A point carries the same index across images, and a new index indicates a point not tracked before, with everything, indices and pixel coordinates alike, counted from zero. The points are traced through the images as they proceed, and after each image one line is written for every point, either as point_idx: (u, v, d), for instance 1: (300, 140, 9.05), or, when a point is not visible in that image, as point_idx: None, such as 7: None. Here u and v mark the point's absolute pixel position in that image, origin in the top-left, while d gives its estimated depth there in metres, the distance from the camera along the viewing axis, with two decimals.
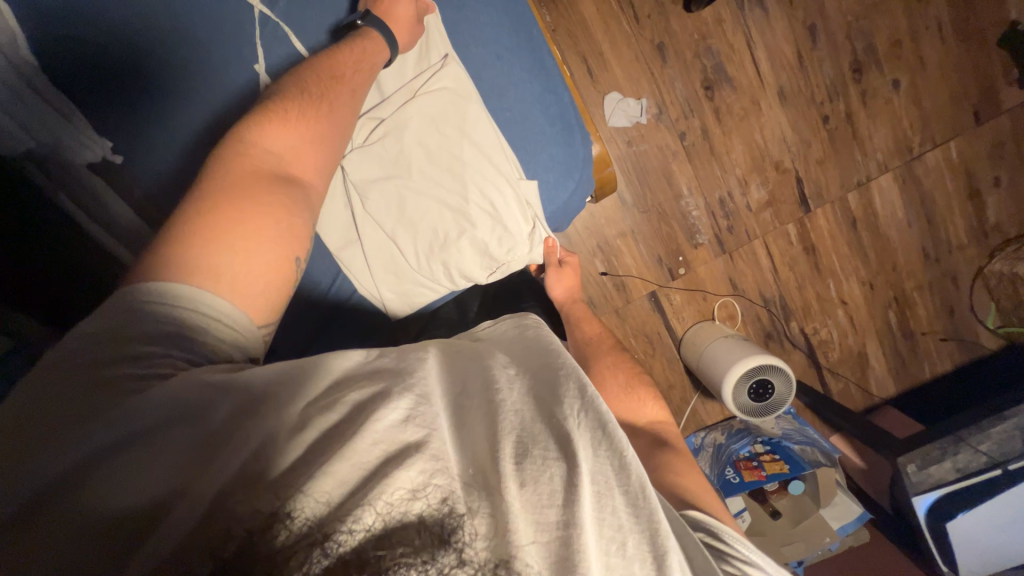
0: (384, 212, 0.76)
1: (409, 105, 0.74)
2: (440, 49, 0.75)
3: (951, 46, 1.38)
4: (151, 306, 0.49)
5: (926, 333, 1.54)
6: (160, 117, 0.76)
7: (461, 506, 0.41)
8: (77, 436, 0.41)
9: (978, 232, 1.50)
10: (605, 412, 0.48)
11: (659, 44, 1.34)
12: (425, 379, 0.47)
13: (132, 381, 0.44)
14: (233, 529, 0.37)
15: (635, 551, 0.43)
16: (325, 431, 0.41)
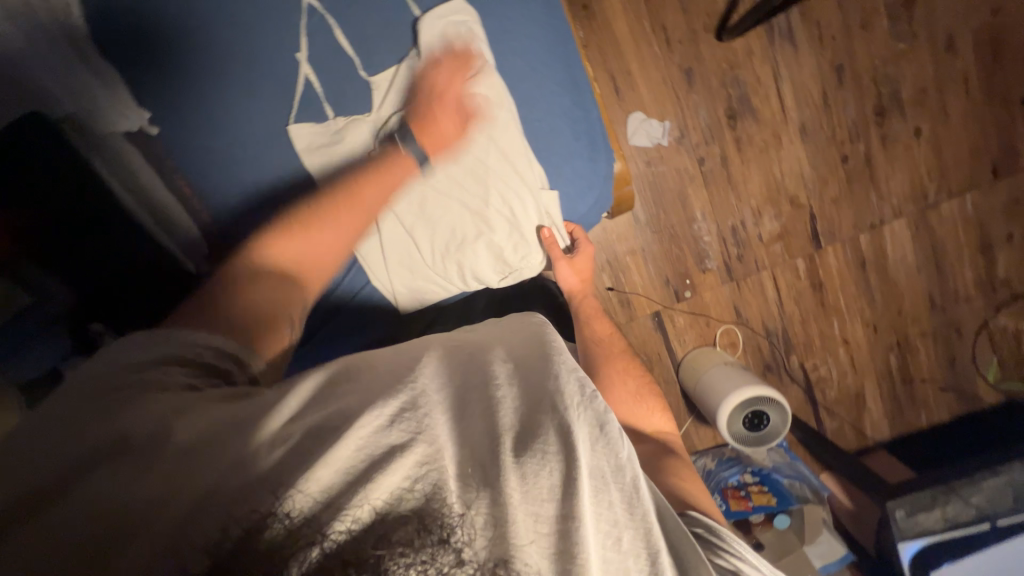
0: (406, 208, 0.79)
1: (443, 108, 0.76)
2: (478, 55, 0.77)
3: (976, 100, 1.40)
4: (169, 339, 0.53)
5: (925, 381, 1.55)
6: (195, 93, 0.76)
7: (461, 503, 0.43)
8: (66, 448, 0.43)
9: (986, 285, 1.51)
10: (605, 411, 0.52)
11: (687, 69, 1.35)
12: (415, 379, 0.48)
13: (121, 398, 0.47)
14: (222, 533, 0.37)
15: (630, 545, 0.48)
16: (312, 427, 0.44)
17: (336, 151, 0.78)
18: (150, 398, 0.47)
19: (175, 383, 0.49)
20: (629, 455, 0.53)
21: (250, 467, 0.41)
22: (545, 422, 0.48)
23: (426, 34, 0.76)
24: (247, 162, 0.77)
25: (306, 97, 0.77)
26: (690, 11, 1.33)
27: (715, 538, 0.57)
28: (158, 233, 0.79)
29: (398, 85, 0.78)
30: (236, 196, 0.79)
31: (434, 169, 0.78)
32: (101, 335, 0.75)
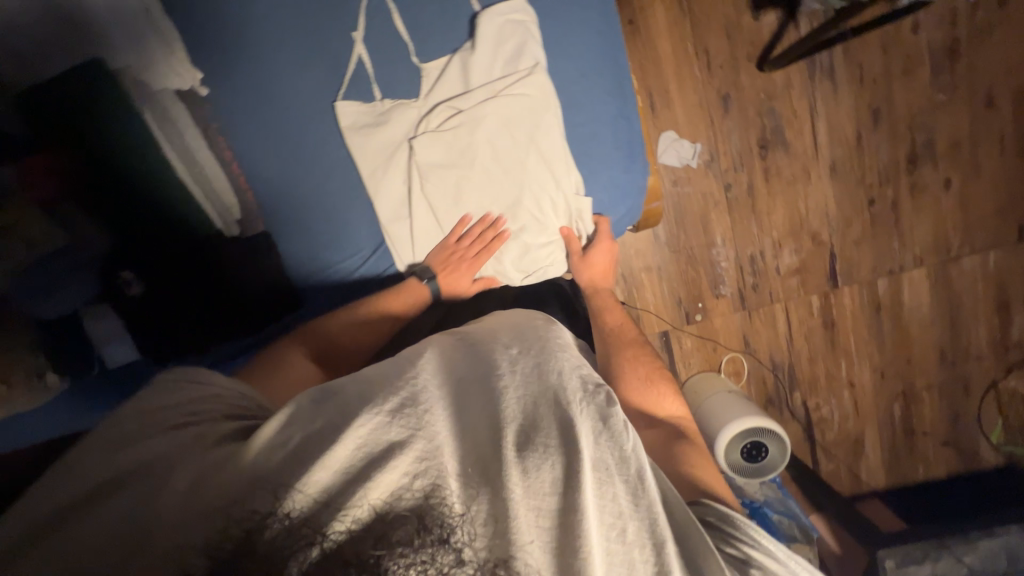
0: (441, 197, 0.81)
1: (490, 104, 0.78)
2: (532, 55, 0.78)
3: (1010, 159, 1.39)
4: (190, 387, 0.60)
5: (927, 434, 1.53)
6: (246, 57, 0.76)
7: (460, 497, 0.48)
8: (101, 465, 0.49)
9: (999, 346, 1.50)
10: (608, 408, 0.57)
11: (725, 94, 1.36)
12: (413, 384, 0.55)
13: (161, 424, 0.54)
14: (230, 530, 0.43)
15: (634, 537, 0.51)
16: (307, 435, 0.49)
17: (378, 134, 0.78)
18: (163, 436, 0.53)
19: (188, 422, 0.55)
20: (635, 448, 0.56)
21: (252, 467, 0.47)
22: (536, 430, 0.54)
23: (483, 29, 0.77)
24: (290, 134, 0.78)
25: (354, 76, 0.78)
26: (735, 37, 1.33)
27: (728, 524, 0.56)
28: (198, 193, 0.76)
29: (449, 75, 0.79)
30: (267, 166, 0.79)
31: (473, 163, 0.80)
32: (127, 287, 0.77)
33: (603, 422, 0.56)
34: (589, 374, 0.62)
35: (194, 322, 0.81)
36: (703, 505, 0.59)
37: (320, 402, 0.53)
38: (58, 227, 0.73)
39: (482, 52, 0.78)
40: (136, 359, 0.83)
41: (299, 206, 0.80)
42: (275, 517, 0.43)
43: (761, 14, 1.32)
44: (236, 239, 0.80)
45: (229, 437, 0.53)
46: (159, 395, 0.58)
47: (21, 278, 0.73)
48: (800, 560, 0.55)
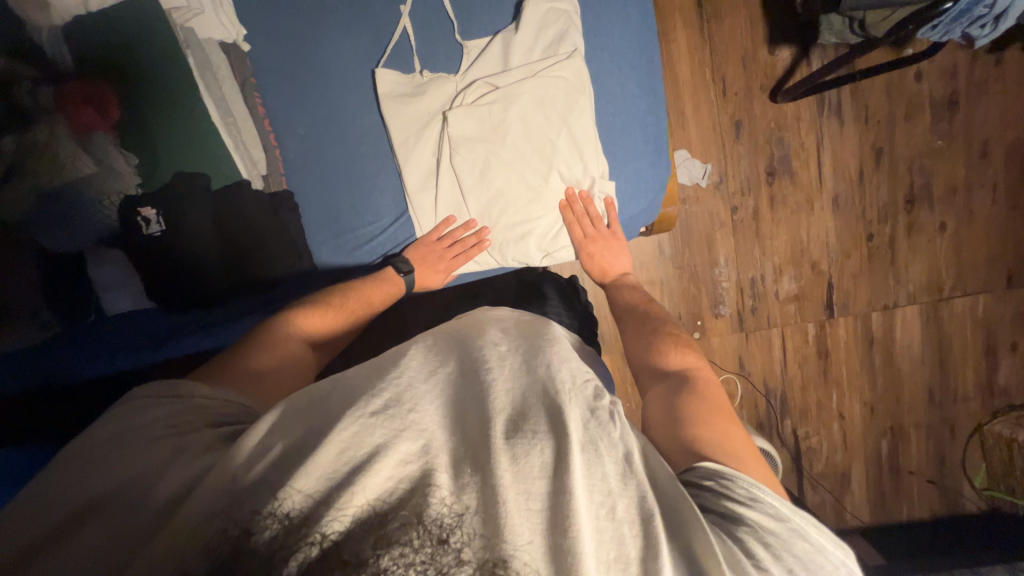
0: (470, 169, 0.83)
1: (527, 84, 0.81)
2: (571, 42, 0.81)
3: (1001, 209, 1.46)
4: (170, 403, 0.60)
5: (913, 473, 1.53)
6: (297, 19, 0.79)
7: (450, 492, 0.47)
8: (99, 471, 0.52)
9: (985, 389, 1.53)
10: (595, 398, 0.55)
11: (737, 120, 1.41)
12: (394, 381, 0.52)
13: (151, 431, 0.56)
14: (229, 531, 0.46)
15: (625, 513, 0.47)
16: (289, 444, 0.49)
17: (416, 103, 0.81)
18: (142, 454, 0.53)
19: (173, 432, 0.56)
20: (624, 431, 0.53)
21: (233, 482, 0.48)
22: (524, 423, 0.50)
23: (528, 13, 0.80)
24: (331, 96, 0.81)
25: (398, 45, 0.81)
26: (751, 68, 1.40)
27: (715, 486, 0.53)
28: (229, 146, 0.77)
29: (490, 53, 0.82)
30: (302, 122, 0.81)
31: (505, 139, 0.82)
32: (146, 225, 0.76)
33: (591, 410, 0.53)
34: (578, 370, 0.57)
35: (210, 274, 0.80)
36: (691, 469, 0.56)
37: (302, 412, 0.52)
38: (85, 154, 0.71)
39: (524, 33, 0.81)
40: (143, 304, 0.82)
41: (330, 164, 0.82)
42: (269, 518, 0.46)
43: (776, 49, 1.39)
44: (260, 193, 0.80)
45: (213, 445, 0.54)
46: (137, 413, 0.58)
47: (39, 200, 0.70)
48: (801, 526, 0.50)
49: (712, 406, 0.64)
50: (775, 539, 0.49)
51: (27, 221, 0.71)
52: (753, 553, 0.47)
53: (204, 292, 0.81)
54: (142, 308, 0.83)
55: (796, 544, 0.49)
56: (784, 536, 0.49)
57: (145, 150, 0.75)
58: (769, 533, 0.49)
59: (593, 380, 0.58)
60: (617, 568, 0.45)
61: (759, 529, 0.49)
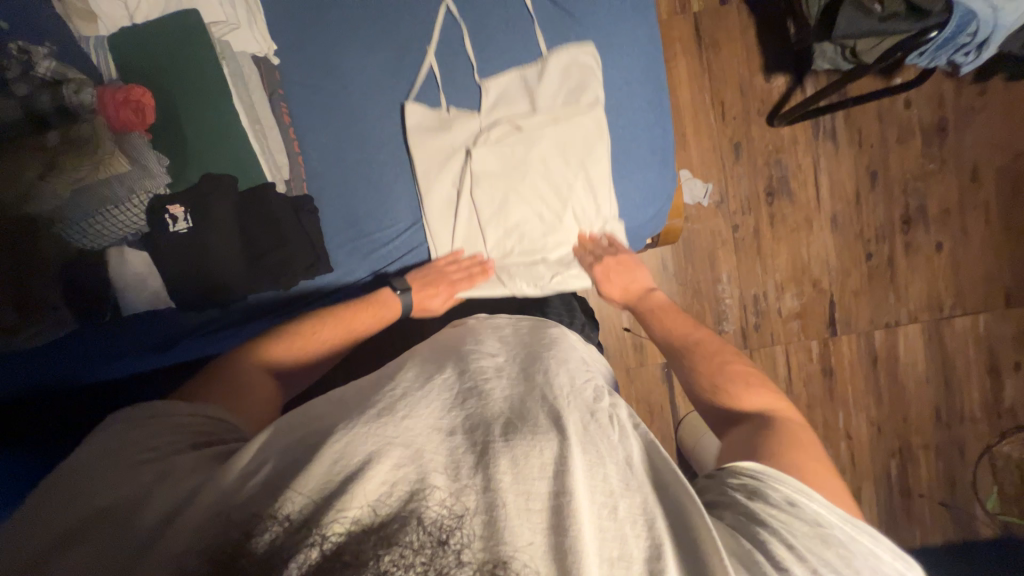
0: (489, 202, 0.88)
1: (549, 128, 0.86)
2: (592, 92, 0.86)
3: (995, 229, 1.49)
4: (148, 423, 0.58)
5: (924, 495, 1.51)
6: (326, 39, 0.85)
7: (449, 493, 0.46)
8: (84, 495, 0.50)
9: (991, 410, 1.52)
10: (588, 403, 0.57)
11: (736, 143, 1.47)
12: (393, 392, 0.55)
13: (138, 453, 0.54)
14: (231, 532, 0.44)
15: (627, 513, 0.47)
16: (280, 462, 0.49)
17: (440, 138, 0.86)
18: (127, 477, 0.51)
19: (158, 456, 0.54)
20: (623, 436, 0.55)
21: (223, 498, 0.46)
22: (520, 426, 0.51)
23: (553, 63, 0.86)
24: (354, 108, 0.86)
25: (425, 85, 0.87)
26: (748, 93, 1.46)
27: (741, 487, 0.54)
28: (256, 149, 0.82)
29: (514, 97, 0.87)
30: (325, 131, 0.86)
31: (524, 177, 0.87)
32: (173, 223, 0.78)
33: (590, 414, 0.55)
34: (577, 369, 0.63)
35: (227, 275, 0.81)
36: (724, 472, 0.57)
37: (294, 428, 0.53)
38: (121, 152, 0.74)
39: (548, 80, 0.86)
40: (159, 303, 0.83)
41: (351, 171, 0.87)
42: (271, 526, 0.44)
43: (772, 76, 1.45)
44: (283, 196, 0.83)
45: (208, 461, 0.53)
46: (123, 435, 0.56)
47: (75, 196, 0.73)
48: (834, 535, 0.49)
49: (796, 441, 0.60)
50: (801, 543, 0.48)
51: (55, 218, 0.74)
52: (772, 553, 0.47)
53: (222, 295, 0.82)
54: (161, 308, 0.84)
55: (826, 548, 0.48)
56: (811, 539, 0.48)
57: (177, 153, 0.79)
58: (797, 537, 0.48)
59: (595, 384, 0.61)
60: (621, 568, 0.44)
61: (786, 532, 0.48)
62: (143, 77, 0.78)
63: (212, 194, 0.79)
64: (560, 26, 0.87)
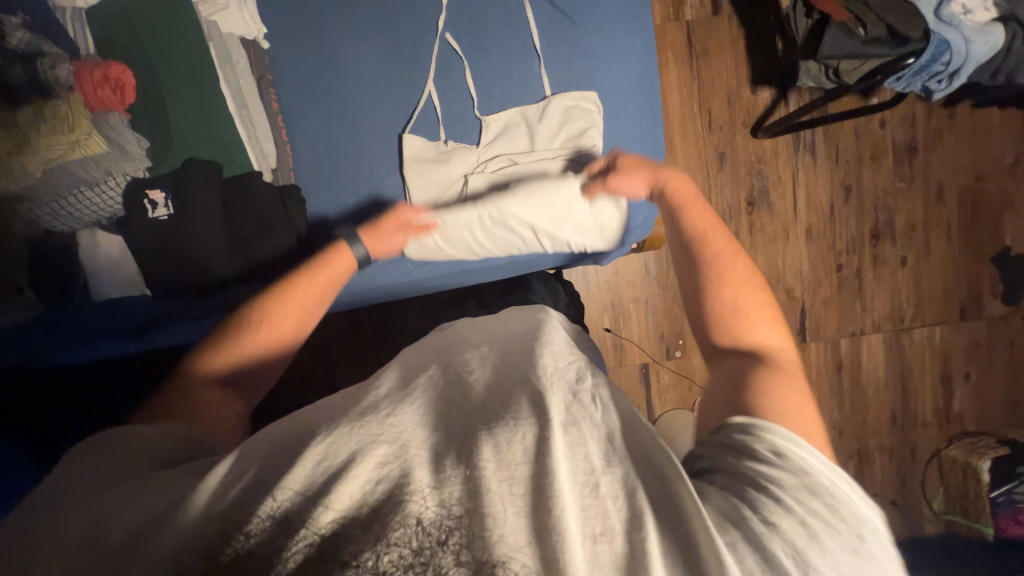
0: (491, 240, 0.88)
1: (545, 162, 0.88)
2: (590, 133, 0.87)
3: (955, 246, 1.58)
4: (116, 442, 0.55)
5: (877, 495, 1.60)
6: (319, 27, 0.84)
7: (436, 491, 0.45)
8: (53, 515, 0.47)
9: (942, 415, 1.61)
10: (572, 380, 0.54)
11: (721, 152, 1.51)
12: (379, 393, 0.54)
13: (110, 471, 0.51)
14: (229, 533, 0.44)
15: (608, 489, 0.45)
16: (264, 464, 0.47)
17: (438, 169, 0.87)
18: (94, 498, 0.48)
19: (134, 473, 0.51)
20: (607, 413, 0.51)
21: (207, 510, 0.45)
22: (501, 413, 0.49)
23: (553, 107, 0.87)
24: (345, 99, 0.86)
25: (425, 109, 0.87)
26: (735, 104, 1.49)
27: (728, 443, 0.52)
28: (243, 134, 0.80)
29: (515, 135, 0.89)
30: (316, 120, 0.86)
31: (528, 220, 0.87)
32: (152, 208, 0.75)
33: (574, 393, 0.52)
34: (563, 345, 0.60)
35: (207, 266, 0.78)
36: (719, 428, 0.54)
37: (281, 430, 0.52)
38: (98, 132, 0.69)
39: (548, 121, 0.88)
40: (132, 290, 0.81)
41: (342, 163, 0.87)
42: (257, 523, 0.44)
43: (759, 89, 1.49)
44: (269, 184, 0.82)
45: (188, 470, 0.51)
46: (98, 453, 0.54)
47: (44, 174, 0.68)
48: (826, 481, 0.46)
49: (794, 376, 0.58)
50: (791, 498, 0.45)
51: (25, 194, 0.69)
52: (760, 509, 0.44)
53: (199, 284, 0.80)
54: (132, 295, 0.82)
55: (815, 500, 0.45)
56: (800, 493, 0.45)
57: (157, 133, 0.75)
58: (785, 489, 0.45)
59: (579, 364, 0.57)
60: (604, 542, 0.42)
61: (774, 486, 0.45)
62: (125, 52, 0.74)
63: (194, 182, 0.75)
64: (558, 29, 0.87)
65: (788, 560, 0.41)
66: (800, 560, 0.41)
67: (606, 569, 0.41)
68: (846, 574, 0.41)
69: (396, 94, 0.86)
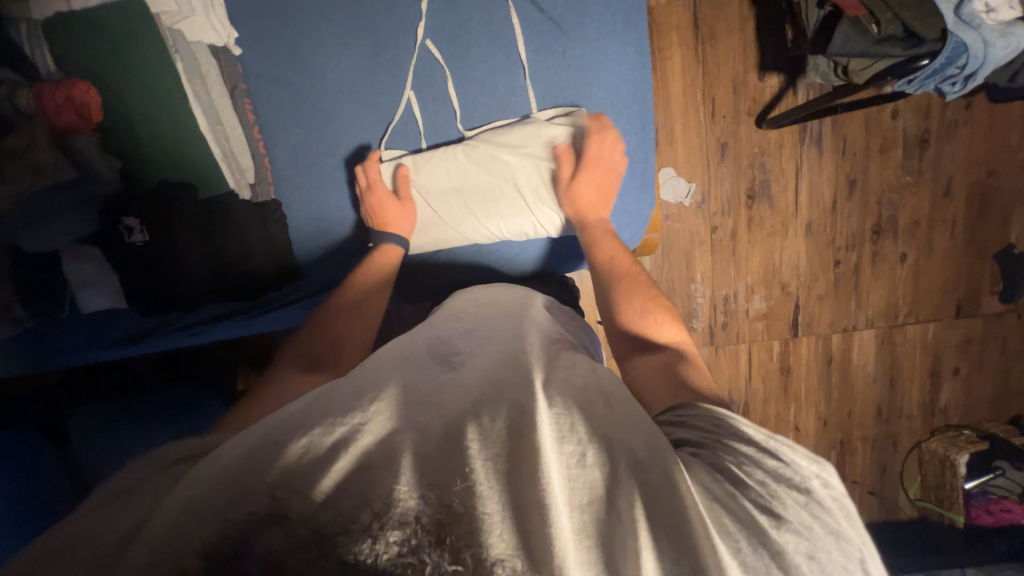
0: (474, 213, 0.90)
1: (525, 125, 0.88)
2: (566, 105, 0.89)
3: (958, 243, 1.54)
4: (147, 464, 0.48)
5: (856, 482, 1.65)
6: (296, 38, 0.86)
7: (423, 478, 0.41)
8: (64, 524, 0.43)
9: (927, 410, 1.63)
10: (546, 364, 0.55)
11: (723, 143, 1.45)
12: (354, 380, 0.52)
13: (119, 487, 0.46)
14: (222, 529, 0.37)
15: (595, 459, 0.43)
16: (240, 458, 0.43)
17: (419, 167, 0.89)
18: (109, 505, 0.43)
19: (139, 482, 0.45)
20: (588, 387, 0.52)
21: (187, 504, 0.39)
22: (490, 402, 0.48)
23: (540, 111, 0.89)
24: (326, 113, 0.89)
25: (403, 120, 0.89)
26: (740, 92, 1.42)
27: (696, 421, 0.52)
28: (218, 153, 0.84)
29: (499, 129, 0.89)
30: (294, 131, 0.89)
31: (502, 184, 0.89)
32: (128, 233, 0.80)
33: (554, 377, 0.53)
34: (544, 337, 0.64)
35: (193, 272, 0.84)
36: (681, 406, 0.55)
37: (256, 429, 0.47)
38: (67, 159, 0.72)
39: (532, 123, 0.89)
40: (120, 304, 0.86)
41: (323, 176, 0.92)
42: (230, 522, 0.37)
43: (767, 75, 1.41)
44: (248, 201, 0.88)
45: (188, 458, 0.48)
46: (119, 482, 0.47)
47: (19, 206, 0.70)
48: (786, 440, 0.47)
49: (703, 369, 0.67)
50: (749, 462, 0.45)
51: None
52: (735, 476, 0.44)
53: (175, 290, 0.85)
54: (119, 308, 0.87)
55: (767, 459, 0.45)
56: (756, 454, 0.46)
57: (130, 155, 0.79)
58: (745, 455, 0.46)
59: (558, 351, 0.60)
60: (592, 511, 0.41)
61: (732, 450, 0.46)
62: (90, 71, 0.74)
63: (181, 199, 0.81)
64: (546, 39, 0.86)
65: (761, 516, 0.41)
66: (771, 514, 0.41)
67: (594, 538, 0.39)
68: (812, 522, 0.41)
69: (376, 108, 0.89)
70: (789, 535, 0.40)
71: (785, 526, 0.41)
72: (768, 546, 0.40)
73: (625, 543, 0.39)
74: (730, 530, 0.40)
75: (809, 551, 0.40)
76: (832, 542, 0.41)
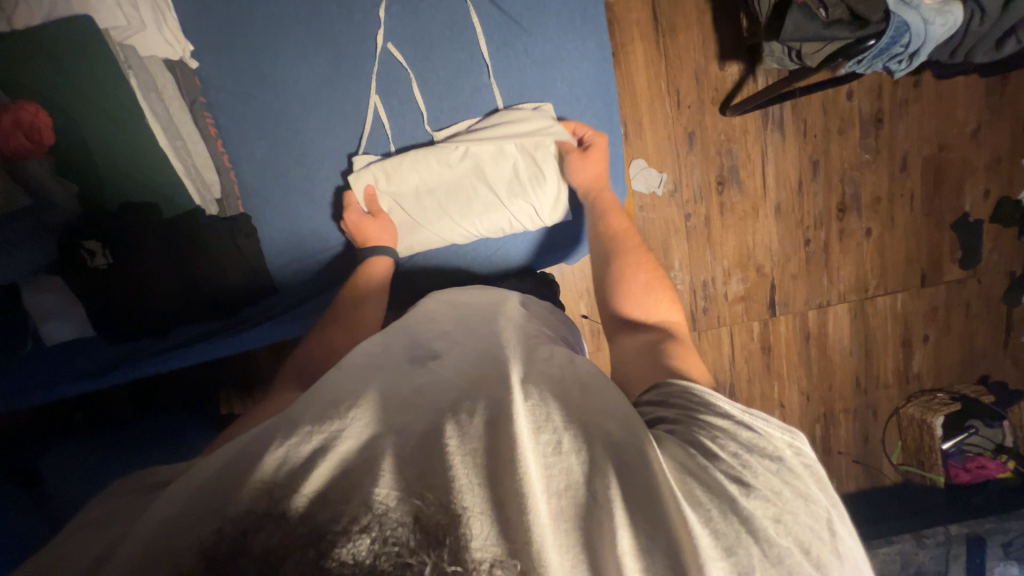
0: (449, 215, 0.91)
1: (493, 124, 0.88)
2: (533, 102, 0.90)
3: (917, 215, 1.61)
4: (119, 488, 0.47)
5: (842, 453, 1.71)
6: (255, 49, 0.84)
7: (404, 480, 0.41)
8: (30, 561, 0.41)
9: (902, 376, 1.70)
10: (522, 357, 0.55)
11: (690, 131, 1.48)
12: (331, 388, 0.52)
13: (88, 516, 0.44)
14: (226, 529, 0.37)
15: (571, 444, 0.44)
16: (215, 475, 0.42)
17: (388, 172, 0.88)
18: (77, 535, 0.41)
19: (111, 508, 0.44)
20: (566, 378, 0.53)
21: (160, 525, 0.38)
22: (468, 399, 0.48)
23: (508, 109, 0.89)
24: (291, 123, 0.88)
25: (372, 125, 0.89)
26: (703, 82, 1.46)
27: (677, 398, 0.52)
28: (181, 170, 0.82)
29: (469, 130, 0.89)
30: (260, 144, 0.88)
31: (475, 184, 0.90)
32: (91, 258, 0.77)
33: (532, 369, 0.53)
34: (523, 331, 0.64)
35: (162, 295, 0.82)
36: (660, 384, 0.56)
37: (231, 445, 0.46)
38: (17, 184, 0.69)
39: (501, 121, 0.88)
40: (87, 331, 0.83)
41: (291, 188, 0.90)
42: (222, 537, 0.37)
43: (726, 64, 1.45)
44: (216, 217, 0.87)
45: (162, 480, 0.46)
46: (90, 509, 0.45)
47: None
48: (762, 414, 0.49)
49: (688, 346, 0.68)
50: (725, 435, 0.46)
51: None
52: (709, 450, 0.45)
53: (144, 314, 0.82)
54: (86, 337, 0.84)
55: (743, 432, 0.46)
56: (734, 428, 0.47)
57: (87, 176, 0.76)
58: (720, 431, 0.47)
59: (536, 344, 0.61)
60: (569, 496, 0.41)
61: (710, 425, 0.47)
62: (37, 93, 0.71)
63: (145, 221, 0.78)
64: (509, 38, 0.88)
65: (730, 484, 0.42)
66: (740, 483, 0.43)
67: (572, 522, 0.40)
68: (782, 489, 0.43)
69: (343, 115, 0.88)
70: (758, 501, 0.41)
71: (753, 493, 0.42)
72: (738, 513, 0.41)
73: (602, 526, 0.40)
74: (701, 501, 0.41)
75: (777, 514, 0.41)
76: (802, 505, 0.42)
